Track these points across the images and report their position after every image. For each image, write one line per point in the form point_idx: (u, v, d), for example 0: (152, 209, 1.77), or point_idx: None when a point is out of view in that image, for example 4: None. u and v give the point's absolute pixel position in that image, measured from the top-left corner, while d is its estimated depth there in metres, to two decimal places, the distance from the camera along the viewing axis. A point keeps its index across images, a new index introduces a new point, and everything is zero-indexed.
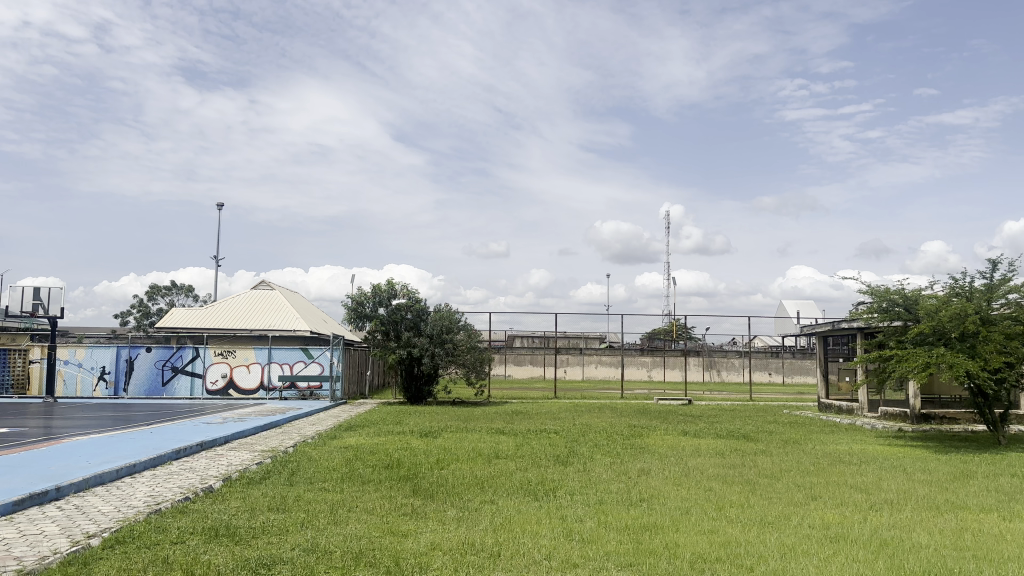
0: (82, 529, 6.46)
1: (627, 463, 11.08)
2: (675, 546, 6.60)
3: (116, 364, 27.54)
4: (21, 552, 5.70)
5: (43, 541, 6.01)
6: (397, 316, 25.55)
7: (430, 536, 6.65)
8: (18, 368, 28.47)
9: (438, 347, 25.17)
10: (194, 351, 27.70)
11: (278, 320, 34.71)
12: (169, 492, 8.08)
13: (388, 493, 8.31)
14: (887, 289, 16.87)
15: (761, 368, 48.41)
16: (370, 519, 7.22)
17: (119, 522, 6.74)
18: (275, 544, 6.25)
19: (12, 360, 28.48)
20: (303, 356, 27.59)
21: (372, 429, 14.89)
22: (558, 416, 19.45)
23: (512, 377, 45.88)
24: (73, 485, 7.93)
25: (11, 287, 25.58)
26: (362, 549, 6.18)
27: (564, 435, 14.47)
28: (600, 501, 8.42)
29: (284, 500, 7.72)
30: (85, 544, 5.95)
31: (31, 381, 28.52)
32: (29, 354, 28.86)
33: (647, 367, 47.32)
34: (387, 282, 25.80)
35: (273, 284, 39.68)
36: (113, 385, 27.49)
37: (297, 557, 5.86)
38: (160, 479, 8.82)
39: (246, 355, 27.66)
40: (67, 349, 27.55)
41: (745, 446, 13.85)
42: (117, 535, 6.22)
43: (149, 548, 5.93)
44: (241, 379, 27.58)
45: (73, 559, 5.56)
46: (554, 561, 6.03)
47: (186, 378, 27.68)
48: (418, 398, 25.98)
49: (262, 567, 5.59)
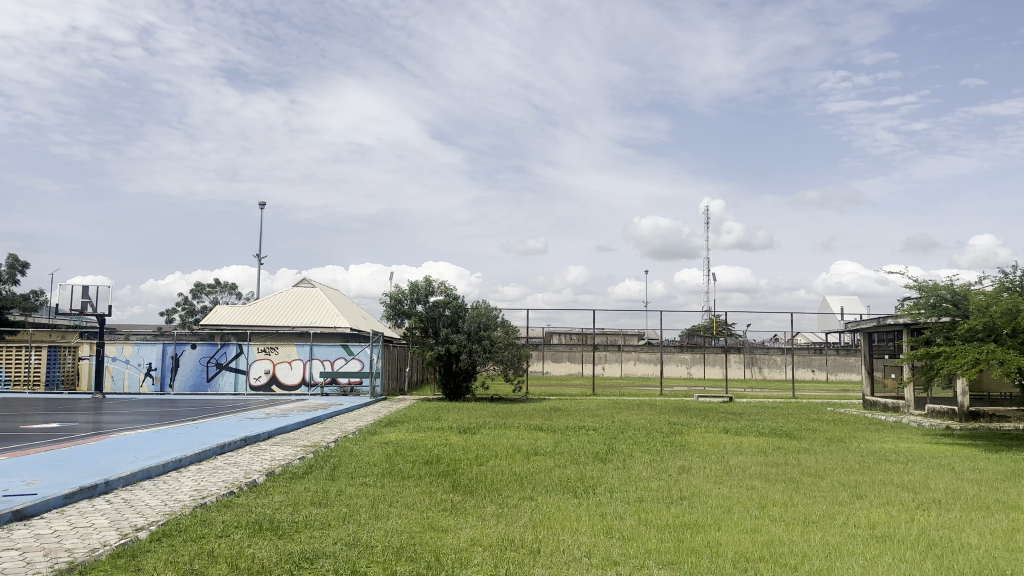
0: (130, 522, 6.62)
1: (667, 460, 10.99)
2: (717, 545, 6.52)
3: (163, 361, 28.20)
4: (73, 544, 5.86)
5: (93, 534, 6.17)
6: (435, 313, 25.71)
7: (469, 532, 6.68)
8: (69, 365, 29.36)
9: (476, 343, 25.22)
10: (237, 348, 28.20)
11: (318, 317, 35.21)
12: (214, 486, 8.25)
13: (428, 488, 8.37)
14: (935, 284, 16.47)
15: (804, 365, 47.64)
16: (411, 514, 7.27)
17: (166, 515, 6.89)
18: (317, 538, 6.33)
19: (62, 357, 29.36)
20: (343, 352, 27.89)
21: (411, 425, 14.96)
22: (597, 413, 19.38)
23: (550, 373, 45.92)
24: (122, 479, 8.13)
25: (61, 286, 26.32)
26: (402, 543, 6.24)
27: (603, 432, 14.41)
28: (639, 499, 8.32)
29: (326, 495, 7.82)
30: (133, 537, 6.08)
31: (80, 377, 29.39)
32: (79, 351, 29.72)
33: (686, 364, 47.00)
34: (425, 279, 25.96)
35: (314, 282, 40.30)
36: (159, 381, 28.16)
37: (339, 551, 5.93)
38: (206, 474, 9.02)
39: (288, 351, 28.05)
40: (116, 346, 28.28)
41: (787, 444, 13.62)
42: (163, 529, 6.35)
43: (196, 542, 6.05)
44: (284, 375, 28.03)
45: (121, 552, 5.69)
46: (593, 559, 6.00)
47: (230, 374, 28.23)
48: (456, 394, 26.13)
49: (305, 560, 5.66)
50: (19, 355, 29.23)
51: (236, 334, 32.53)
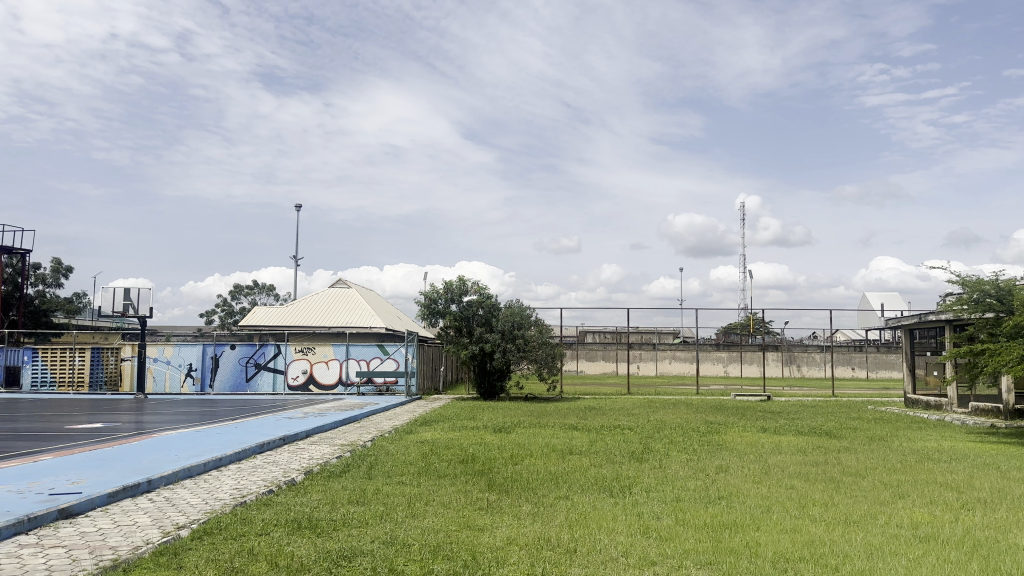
0: (172, 520, 6.75)
1: (704, 460, 10.90)
2: (755, 545, 6.45)
3: (203, 361, 28.73)
4: (116, 542, 5.99)
5: (136, 532, 6.30)
6: (468, 312, 25.80)
7: (505, 531, 6.68)
8: (111, 366, 30.06)
9: (510, 342, 25.26)
10: (275, 348, 28.61)
11: (353, 317, 35.58)
12: (254, 484, 8.38)
13: (463, 487, 8.40)
14: (979, 280, 16.07)
15: (843, 363, 46.88)
16: (447, 513, 7.30)
17: (206, 513, 7.01)
18: (355, 536, 6.39)
19: (106, 358, 30.07)
20: (379, 352, 28.10)
21: (446, 424, 15.06)
22: (632, 412, 19.28)
23: (584, 372, 45.81)
24: (164, 477, 8.30)
25: (103, 288, 26.94)
26: (439, 542, 6.27)
27: (638, 431, 14.29)
28: (677, 499, 8.26)
29: (363, 494, 7.89)
30: (174, 535, 6.20)
31: (123, 377, 30.08)
32: (121, 352, 30.42)
33: (722, 362, 46.56)
34: (459, 279, 26.05)
35: (350, 283, 40.73)
36: (199, 381, 28.69)
37: (377, 549, 5.98)
38: (245, 472, 9.17)
39: (325, 351, 28.38)
40: (157, 347, 28.88)
41: (827, 443, 13.41)
42: (204, 527, 6.46)
43: (236, 540, 6.14)
44: (321, 375, 28.36)
45: (163, 550, 5.80)
46: (630, 559, 5.97)
47: (269, 374, 28.65)
48: (491, 394, 26.20)
49: (343, 559, 5.72)
50: (64, 357, 29.96)
51: (274, 334, 33.00)
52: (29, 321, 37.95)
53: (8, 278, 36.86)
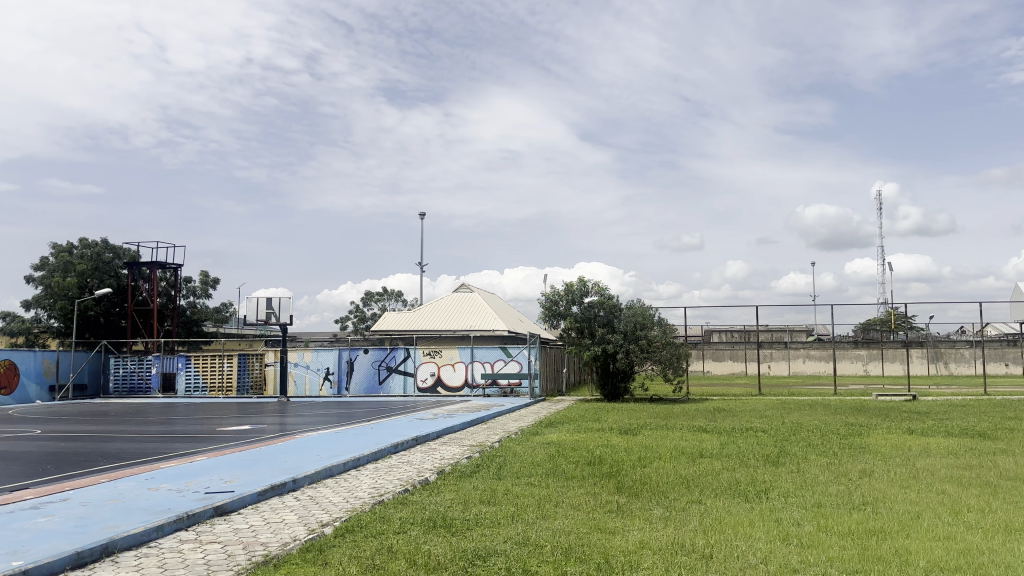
0: (317, 518, 7.11)
1: (844, 463, 10.35)
2: (907, 553, 6.05)
3: (338, 365, 30.15)
4: (267, 538, 6.36)
5: (285, 529, 6.67)
6: (590, 314, 25.74)
7: (637, 535, 6.60)
8: (256, 372, 32.02)
9: (633, 343, 24.97)
10: (404, 352, 29.61)
11: (477, 321, 36.33)
12: (390, 484, 8.69)
13: (592, 490, 8.36)
14: None
15: (998, 360, 43.38)
16: (577, 515, 7.29)
17: (347, 511, 7.33)
18: (488, 536, 6.49)
19: (251, 364, 32.05)
20: (502, 355, 28.46)
21: (571, 426, 15.04)
22: (765, 414, 18.57)
23: (711, 373, 44.75)
24: (307, 477, 8.75)
25: (248, 298, 28.79)
26: (571, 544, 6.27)
27: (772, 433, 13.75)
28: (817, 505, 7.89)
29: (493, 494, 8.01)
30: (319, 532, 6.53)
31: (266, 382, 32.02)
32: (264, 358, 32.32)
33: (861, 360, 44.27)
34: (579, 280, 26.03)
35: (473, 288, 41.62)
36: (336, 385, 30.14)
37: (509, 549, 6.05)
38: (381, 472, 9.52)
39: (451, 354, 29.11)
40: (297, 352, 30.59)
41: (984, 445, 12.40)
42: (345, 525, 6.74)
43: (376, 538, 6.38)
44: (448, 377, 29.10)
45: (310, 546, 6.12)
46: (770, 566, 5.74)
47: (399, 377, 29.65)
48: (615, 395, 26.01)
49: (478, 558, 5.83)
50: (215, 364, 32.40)
51: (403, 339, 34.22)
52: (183, 330, 41.17)
53: (162, 291, 40.34)
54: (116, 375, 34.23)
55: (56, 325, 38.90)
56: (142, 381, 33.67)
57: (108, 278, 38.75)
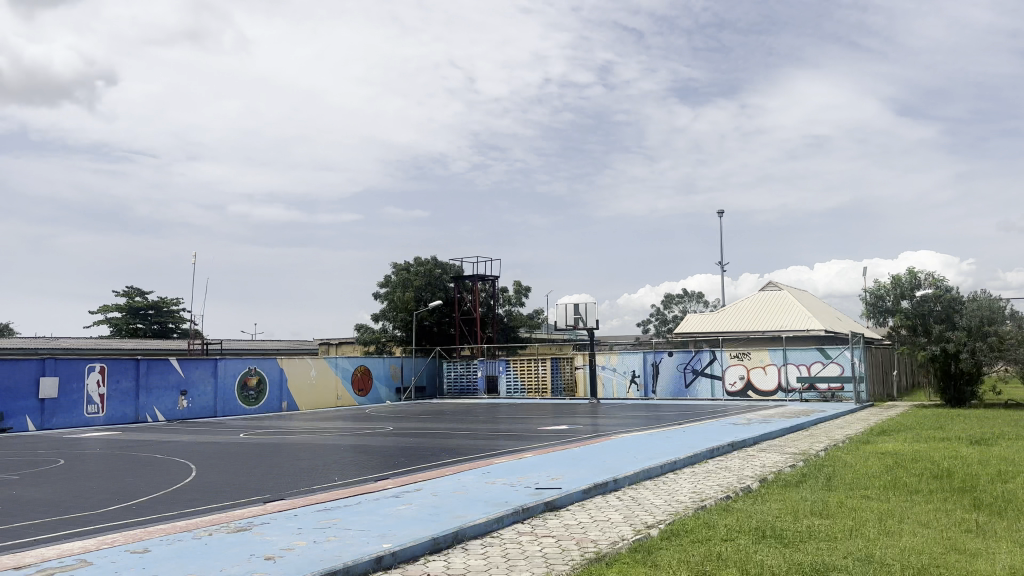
0: (642, 519, 7.18)
1: None
2: None
3: (645, 368, 30.58)
4: (596, 536, 6.55)
5: (612, 528, 6.83)
6: (923, 309, 23.00)
7: (1009, 559, 5.67)
8: (568, 374, 34.51)
9: (981, 341, 21.82)
10: (711, 354, 28.97)
11: (788, 321, 34.49)
12: (711, 489, 8.50)
13: (945, 506, 7.38)
14: None
15: None
16: (929, 533, 6.49)
17: (671, 514, 7.31)
18: (825, 550, 6.02)
19: (563, 366, 34.65)
20: (819, 356, 26.64)
21: (909, 434, 13.47)
22: None
23: None
24: (628, 478, 8.89)
25: (557, 305, 30.33)
26: (926, 565, 5.57)
27: None
28: None
29: (826, 506, 7.43)
30: (646, 534, 6.57)
31: (578, 384, 34.32)
32: (575, 361, 34.61)
33: None
34: (909, 272, 23.40)
35: (781, 285, 39.50)
36: (643, 388, 30.61)
37: (852, 566, 5.55)
38: (701, 477, 9.36)
39: (762, 356, 27.96)
40: (604, 356, 31.63)
41: None
42: (671, 528, 6.72)
43: (703, 543, 6.25)
44: (759, 381, 27.98)
45: (638, 547, 6.18)
46: None
47: (707, 381, 29.15)
48: (960, 401, 22.89)
49: (816, 572, 5.43)
50: (531, 365, 35.29)
51: (709, 341, 33.73)
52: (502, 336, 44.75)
53: (483, 301, 43.99)
54: (448, 378, 39.14)
55: (400, 335, 44.23)
56: (469, 382, 38.13)
57: (439, 292, 43.24)
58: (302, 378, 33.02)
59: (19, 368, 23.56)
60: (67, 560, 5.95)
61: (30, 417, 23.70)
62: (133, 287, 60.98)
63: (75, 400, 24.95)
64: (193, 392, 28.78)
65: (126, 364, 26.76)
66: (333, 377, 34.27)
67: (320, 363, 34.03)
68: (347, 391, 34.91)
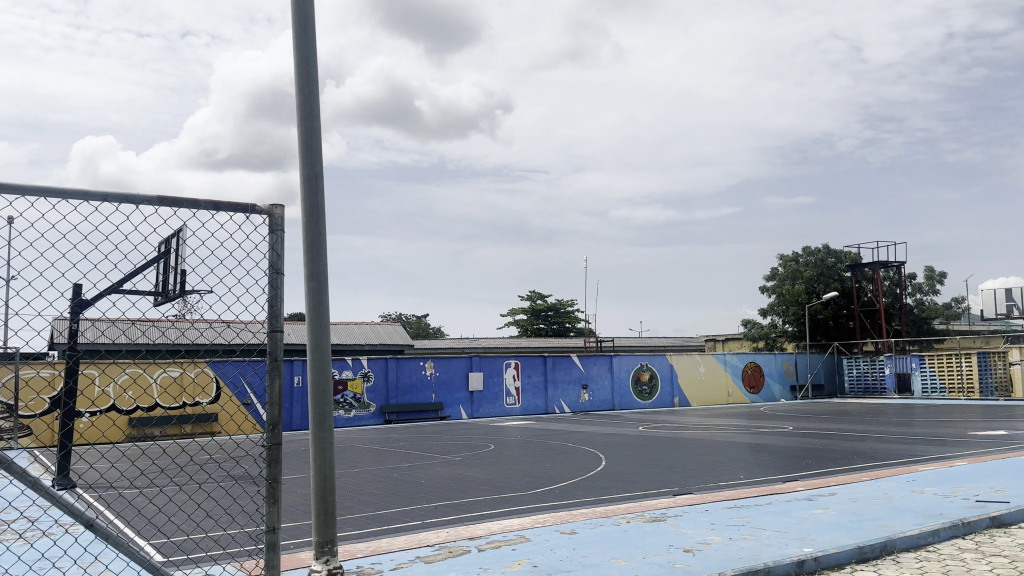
0: None
1: None
2: None
3: None
4: None
5: None
6: None
7: None
8: (1000, 371, 30.20)
9: None
10: None
11: None
12: None
13: None
14: None
15: None
16: None
17: None
18: None
19: (993, 363, 30.39)
20: None
21: None
22: None
23: None
24: None
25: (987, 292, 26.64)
26: None
27: None
28: None
29: None
30: None
31: (1014, 383, 29.77)
32: (1008, 357, 30.06)
33: None
34: None
35: None
36: None
37: None
38: None
39: None
40: None
41: None
42: None
43: None
44: None
45: None
46: None
47: None
48: None
49: None
50: (951, 362, 31.57)
51: None
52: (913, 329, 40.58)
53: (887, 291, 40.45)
54: (850, 376, 37.32)
55: (791, 329, 42.27)
56: (876, 381, 35.84)
57: (833, 283, 40.46)
58: (692, 374, 34.19)
59: (454, 364, 28.66)
60: (509, 535, 6.83)
61: (465, 407, 28.76)
62: (535, 290, 68.17)
63: (496, 392, 29.62)
64: (594, 385, 31.74)
65: (536, 360, 30.65)
66: (724, 373, 34.92)
67: (710, 360, 34.75)
68: (738, 388, 35.41)
